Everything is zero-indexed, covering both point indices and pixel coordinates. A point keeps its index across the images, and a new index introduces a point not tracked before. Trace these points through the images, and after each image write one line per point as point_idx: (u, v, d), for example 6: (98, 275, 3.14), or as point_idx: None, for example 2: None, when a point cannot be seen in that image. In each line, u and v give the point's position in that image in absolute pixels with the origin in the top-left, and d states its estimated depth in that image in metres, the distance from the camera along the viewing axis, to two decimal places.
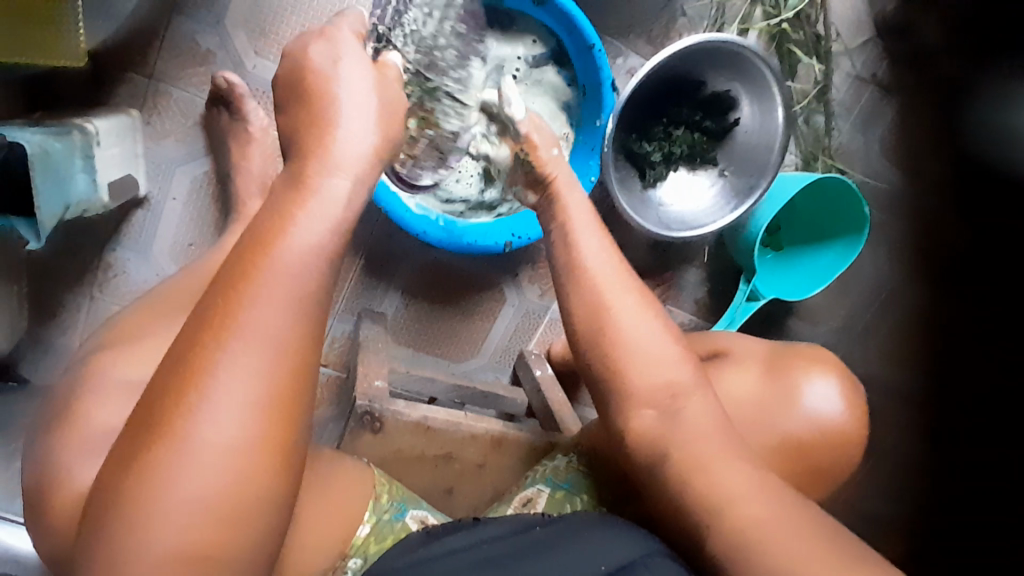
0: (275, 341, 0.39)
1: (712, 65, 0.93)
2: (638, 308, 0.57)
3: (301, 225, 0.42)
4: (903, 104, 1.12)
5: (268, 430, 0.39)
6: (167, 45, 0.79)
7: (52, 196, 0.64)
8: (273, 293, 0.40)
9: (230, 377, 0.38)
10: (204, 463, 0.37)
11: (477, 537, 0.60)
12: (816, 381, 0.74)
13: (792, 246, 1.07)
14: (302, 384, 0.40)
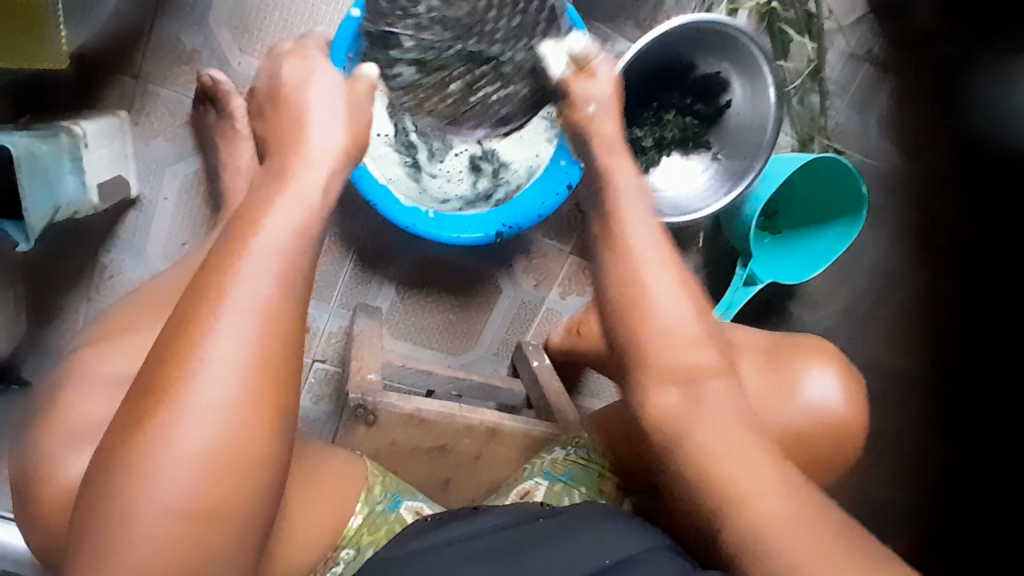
0: (268, 319, 0.40)
1: (701, 48, 0.90)
2: (662, 270, 0.58)
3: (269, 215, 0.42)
4: (900, 83, 1.10)
5: (262, 393, 0.39)
6: (151, 45, 0.80)
7: (41, 198, 0.65)
8: (255, 273, 0.40)
9: (225, 336, 0.38)
10: (198, 423, 0.37)
11: (474, 527, 0.60)
12: (815, 373, 0.75)
13: (791, 230, 1.05)
14: (289, 368, 0.40)
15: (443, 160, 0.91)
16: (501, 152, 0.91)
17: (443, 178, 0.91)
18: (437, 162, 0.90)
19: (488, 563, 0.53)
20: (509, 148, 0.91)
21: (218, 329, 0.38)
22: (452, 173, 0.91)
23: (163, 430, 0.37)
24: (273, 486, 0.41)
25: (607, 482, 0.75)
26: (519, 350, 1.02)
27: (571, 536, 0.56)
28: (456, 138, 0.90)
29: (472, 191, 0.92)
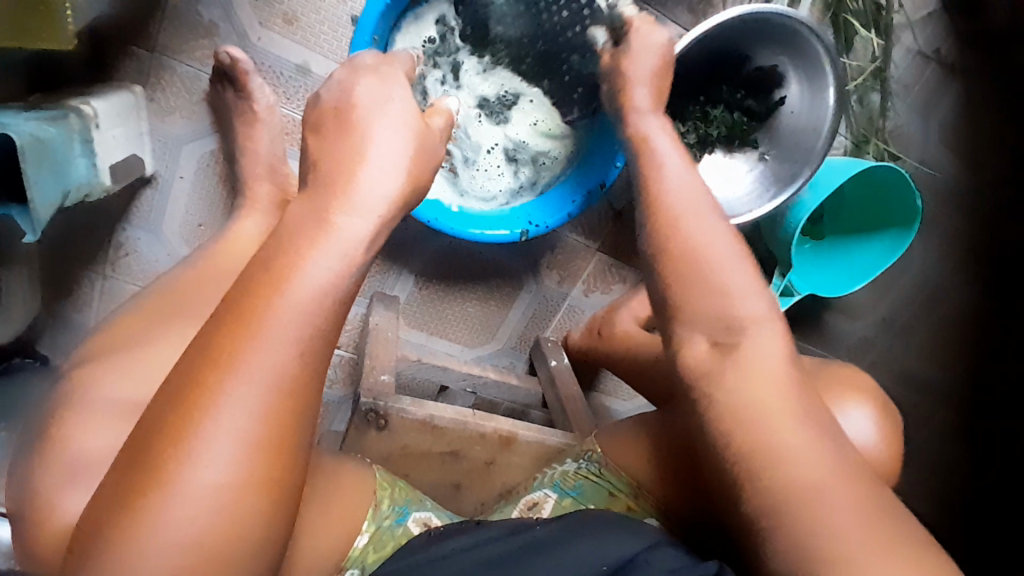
0: (270, 379, 0.35)
1: (758, 39, 0.83)
2: (717, 228, 0.55)
3: (275, 257, 0.38)
4: (967, 85, 1.02)
5: (264, 465, 0.35)
6: (167, 15, 0.75)
7: (48, 186, 0.62)
8: (270, 331, 0.36)
9: (228, 414, 0.34)
10: (191, 510, 0.33)
11: (476, 538, 0.59)
12: (846, 403, 0.69)
13: (834, 236, 0.99)
14: (295, 424, 0.36)
15: (477, 162, 0.87)
16: (527, 141, 0.89)
17: (482, 179, 0.88)
18: (470, 165, 0.87)
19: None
20: (533, 136, 0.89)
21: (222, 405, 0.34)
22: (489, 170, 0.88)
23: (152, 519, 0.33)
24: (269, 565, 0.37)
25: (618, 502, 0.70)
26: (538, 346, 0.99)
27: (570, 542, 0.56)
28: (483, 139, 0.88)
29: (512, 186, 0.89)
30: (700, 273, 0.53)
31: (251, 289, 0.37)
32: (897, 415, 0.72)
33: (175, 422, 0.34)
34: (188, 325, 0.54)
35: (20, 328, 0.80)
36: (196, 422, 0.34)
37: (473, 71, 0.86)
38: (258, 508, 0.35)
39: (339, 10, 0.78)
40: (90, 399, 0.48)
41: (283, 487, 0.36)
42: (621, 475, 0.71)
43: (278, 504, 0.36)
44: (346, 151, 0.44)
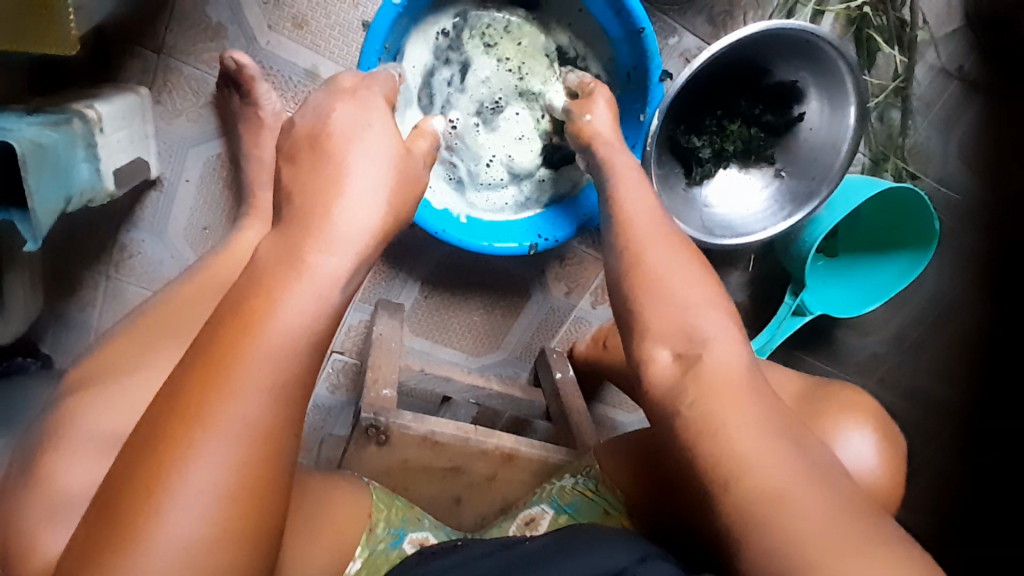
0: (243, 430, 0.34)
1: (781, 53, 0.80)
2: (698, 282, 0.55)
3: (274, 292, 0.36)
4: (993, 101, 0.99)
5: (249, 516, 0.34)
6: (175, 16, 0.73)
7: (50, 192, 0.61)
8: (246, 382, 0.34)
9: (205, 464, 0.33)
10: (164, 563, 0.32)
11: (462, 556, 0.58)
12: (852, 432, 0.68)
13: (849, 254, 0.96)
14: (279, 470, 0.35)
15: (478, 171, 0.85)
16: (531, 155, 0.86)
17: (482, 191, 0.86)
18: (467, 175, 0.85)
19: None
20: (533, 151, 0.86)
21: (202, 452, 0.33)
22: (492, 182, 0.86)
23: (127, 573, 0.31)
24: None
25: (612, 519, 0.69)
26: (542, 357, 0.98)
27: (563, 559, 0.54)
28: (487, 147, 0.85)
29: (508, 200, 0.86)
30: (694, 307, 0.53)
31: (245, 325, 0.35)
32: (902, 441, 0.71)
33: (150, 470, 0.33)
34: (188, 342, 0.53)
35: (22, 328, 0.79)
36: (180, 467, 0.33)
37: (489, 73, 0.83)
38: (234, 555, 0.33)
39: (349, 14, 0.76)
40: (86, 421, 0.47)
41: (262, 532, 0.35)
42: (617, 493, 0.71)
43: (260, 548, 0.35)
44: (332, 173, 0.41)
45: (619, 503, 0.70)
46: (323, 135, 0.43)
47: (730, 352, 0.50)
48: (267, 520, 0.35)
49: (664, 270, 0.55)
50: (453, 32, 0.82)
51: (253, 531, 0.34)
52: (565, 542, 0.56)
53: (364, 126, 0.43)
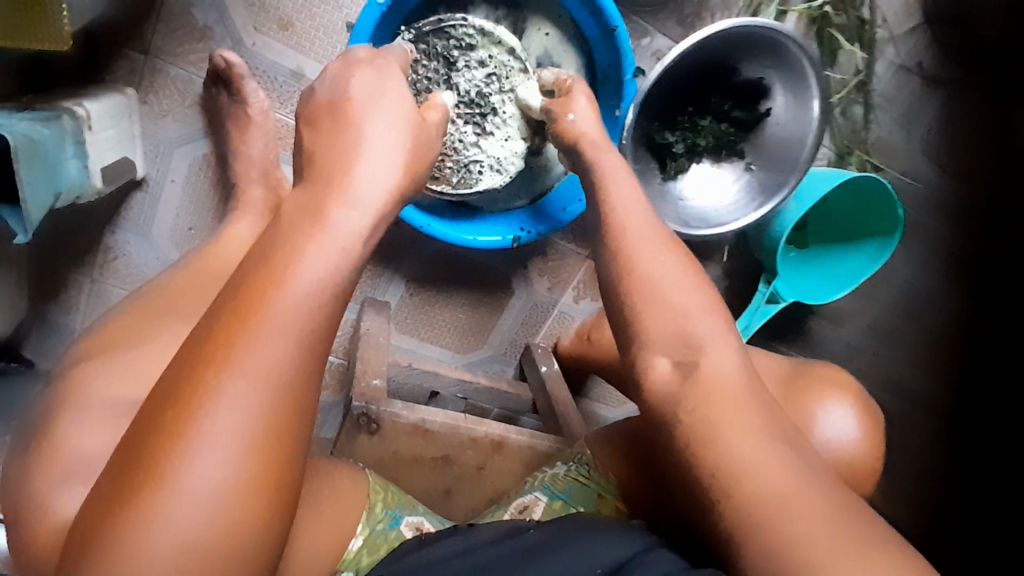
0: (269, 376, 0.36)
1: (747, 51, 0.84)
2: (674, 262, 0.57)
3: (279, 252, 0.38)
4: (951, 97, 1.04)
5: (266, 467, 0.35)
6: (162, 18, 0.75)
7: (40, 186, 0.62)
8: (257, 334, 0.36)
9: (229, 411, 0.34)
10: (187, 510, 0.33)
11: (467, 543, 0.58)
12: (834, 406, 0.70)
13: (819, 245, 1.01)
14: (294, 424, 0.36)
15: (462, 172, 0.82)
16: (515, 157, 0.83)
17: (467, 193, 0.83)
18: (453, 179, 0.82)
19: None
20: (516, 153, 0.83)
21: (223, 407, 0.34)
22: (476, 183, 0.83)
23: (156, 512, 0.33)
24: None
25: (607, 504, 0.70)
26: (528, 352, 1.00)
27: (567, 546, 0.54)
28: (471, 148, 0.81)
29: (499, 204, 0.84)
30: (682, 280, 0.56)
31: (253, 283, 0.37)
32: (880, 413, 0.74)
33: (167, 423, 0.34)
34: (184, 324, 0.54)
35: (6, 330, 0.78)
36: (198, 421, 0.34)
37: (472, 71, 0.79)
38: (251, 510, 0.35)
39: (333, 17, 0.79)
40: (85, 399, 0.47)
41: (278, 489, 0.36)
42: (610, 476, 0.72)
43: (275, 506, 0.36)
44: (330, 146, 0.43)
45: (613, 486, 0.71)
46: (327, 110, 0.45)
47: (710, 317, 0.54)
48: (285, 474, 0.36)
49: (644, 247, 0.58)
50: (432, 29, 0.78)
51: (272, 488, 0.36)
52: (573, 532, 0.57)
53: (364, 100, 0.45)
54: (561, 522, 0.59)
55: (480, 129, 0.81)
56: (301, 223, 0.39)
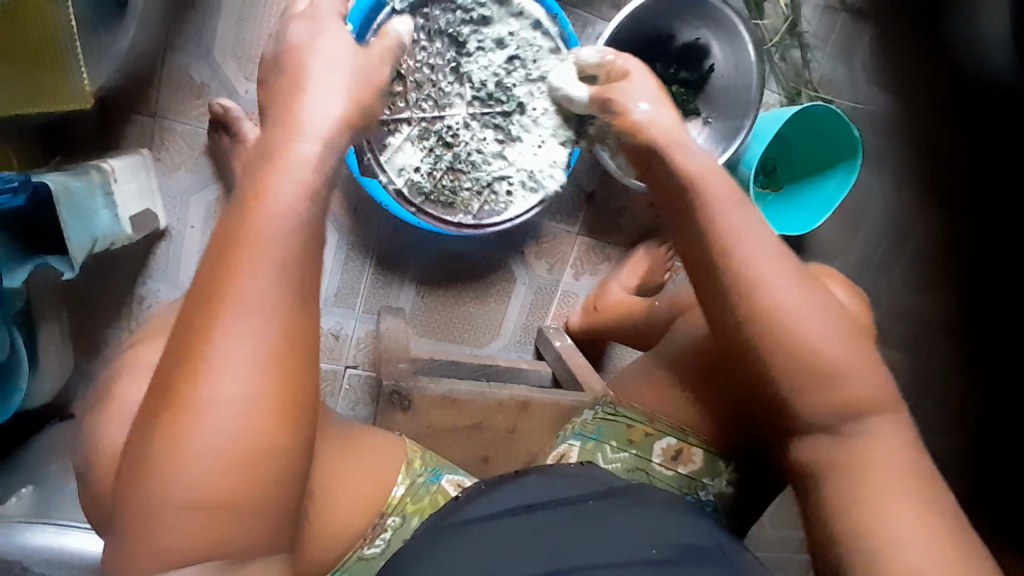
0: (269, 305, 0.41)
1: (679, 15, 0.94)
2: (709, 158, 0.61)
3: (285, 185, 0.44)
4: (880, 26, 1.13)
5: (274, 382, 0.41)
6: (164, 83, 0.85)
7: (79, 230, 0.71)
8: (269, 260, 0.42)
9: (239, 337, 0.41)
10: (217, 420, 0.39)
11: (526, 499, 0.58)
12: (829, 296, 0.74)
13: (790, 184, 1.08)
14: (300, 346, 0.42)
15: (483, 187, 0.86)
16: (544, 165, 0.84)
17: (490, 206, 0.87)
18: (468, 201, 0.86)
19: (532, 535, 0.53)
20: (551, 159, 0.84)
21: (234, 329, 0.41)
22: (497, 197, 0.86)
23: (189, 422, 0.39)
24: (291, 489, 0.42)
25: (637, 432, 0.73)
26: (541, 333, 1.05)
27: (608, 519, 0.56)
28: (490, 160, 0.84)
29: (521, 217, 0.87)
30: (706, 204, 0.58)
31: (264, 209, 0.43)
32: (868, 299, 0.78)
33: (194, 348, 0.41)
34: None
35: (57, 384, 0.85)
36: (215, 344, 0.40)
37: (489, 75, 0.80)
38: (267, 424, 0.40)
39: None
40: (144, 371, 0.54)
41: (291, 404, 0.41)
42: (634, 406, 0.74)
43: (294, 414, 0.41)
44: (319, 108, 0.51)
45: (641, 415, 0.74)
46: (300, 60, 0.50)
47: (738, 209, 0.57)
48: (296, 388, 0.42)
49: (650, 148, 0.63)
50: (442, 6, 0.78)
51: (290, 398, 0.41)
52: (628, 496, 0.60)
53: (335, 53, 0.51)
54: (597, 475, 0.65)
55: (504, 140, 0.83)
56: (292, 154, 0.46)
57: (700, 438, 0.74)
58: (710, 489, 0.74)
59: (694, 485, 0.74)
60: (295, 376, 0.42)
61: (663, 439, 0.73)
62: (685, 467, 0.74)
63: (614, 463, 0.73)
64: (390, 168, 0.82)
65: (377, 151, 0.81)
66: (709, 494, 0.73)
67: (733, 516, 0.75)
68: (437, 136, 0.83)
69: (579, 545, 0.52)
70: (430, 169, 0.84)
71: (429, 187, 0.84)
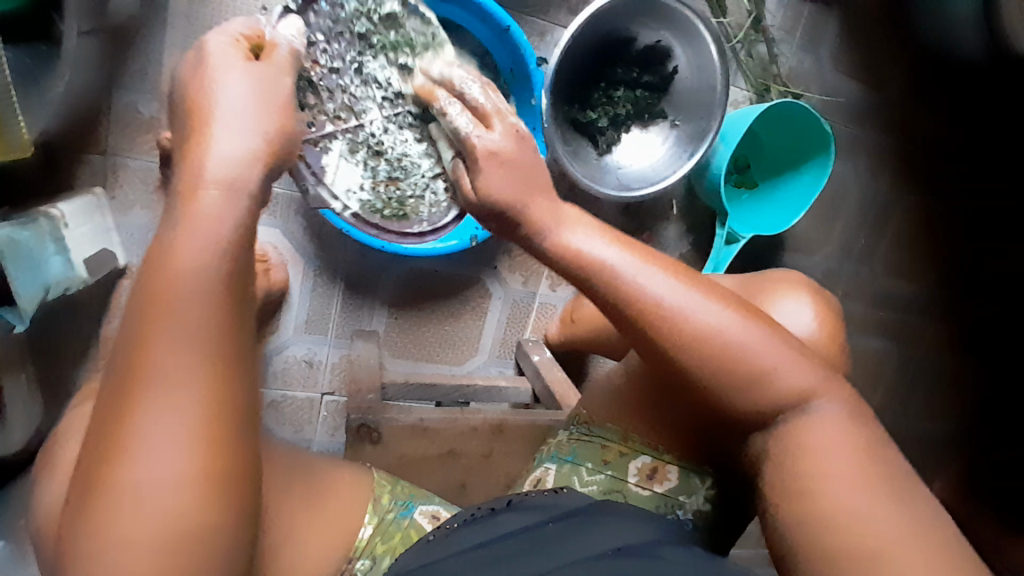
0: (189, 374, 0.38)
1: (636, 20, 0.91)
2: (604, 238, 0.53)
3: (225, 255, 0.41)
4: (847, 14, 1.10)
5: (201, 457, 0.38)
6: (112, 120, 0.83)
7: (29, 280, 0.69)
8: (170, 327, 0.38)
9: (160, 412, 0.37)
10: (143, 501, 0.36)
11: (488, 535, 0.57)
12: (785, 297, 0.69)
13: (766, 180, 1.05)
14: (224, 411, 0.39)
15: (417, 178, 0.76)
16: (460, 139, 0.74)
17: (431, 197, 0.78)
18: (417, 207, 0.79)
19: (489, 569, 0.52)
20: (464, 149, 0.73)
21: (155, 406, 0.37)
22: (430, 186, 0.77)
23: (112, 505, 0.36)
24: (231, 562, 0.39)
25: (612, 452, 0.70)
26: (520, 348, 1.04)
27: (559, 539, 0.55)
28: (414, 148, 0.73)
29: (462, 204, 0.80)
30: (615, 278, 0.50)
31: (176, 272, 0.40)
32: (835, 302, 0.72)
33: (117, 422, 0.38)
34: None
35: (26, 435, 0.82)
36: (134, 423, 0.37)
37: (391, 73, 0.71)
38: (196, 501, 0.37)
39: None
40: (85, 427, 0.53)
41: (227, 474, 0.39)
42: (608, 425, 0.71)
43: (221, 491, 0.38)
44: None
45: (614, 433, 0.71)
46: (226, 113, 0.46)
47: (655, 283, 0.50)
48: (227, 457, 0.39)
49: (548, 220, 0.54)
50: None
51: (216, 470, 0.38)
52: (586, 510, 0.60)
53: (250, 99, 0.47)
54: (577, 500, 0.63)
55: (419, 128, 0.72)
56: (198, 201, 0.42)
57: (674, 454, 0.68)
58: (687, 507, 0.68)
59: (671, 505, 0.68)
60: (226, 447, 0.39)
61: (637, 458, 0.69)
62: (661, 486, 0.68)
63: (590, 486, 0.69)
64: (336, 191, 0.75)
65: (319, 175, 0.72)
66: (687, 513, 0.67)
67: (713, 534, 0.68)
68: (363, 143, 0.73)
69: (541, 567, 0.52)
70: (372, 183, 0.76)
71: (379, 202, 0.78)
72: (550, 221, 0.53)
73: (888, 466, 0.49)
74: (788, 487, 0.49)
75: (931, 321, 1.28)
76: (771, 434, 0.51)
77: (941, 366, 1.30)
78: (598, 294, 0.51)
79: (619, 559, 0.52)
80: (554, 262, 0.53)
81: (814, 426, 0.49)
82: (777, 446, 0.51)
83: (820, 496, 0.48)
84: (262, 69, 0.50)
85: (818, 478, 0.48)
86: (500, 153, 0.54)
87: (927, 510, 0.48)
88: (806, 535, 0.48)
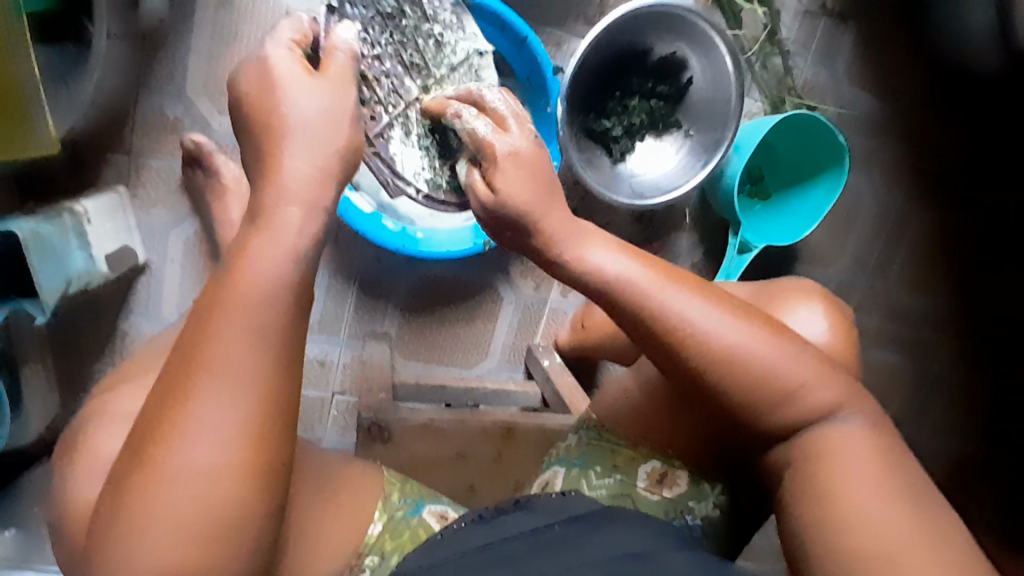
0: (250, 373, 0.38)
1: (652, 31, 0.92)
2: (613, 250, 0.53)
3: (243, 246, 0.42)
4: (863, 28, 1.11)
5: (242, 451, 0.38)
6: (138, 121, 0.85)
7: (51, 273, 0.72)
8: (233, 326, 0.39)
9: (212, 406, 0.38)
10: (186, 487, 0.37)
11: (498, 536, 0.57)
12: (798, 307, 0.69)
13: (780, 191, 1.06)
14: (275, 414, 0.39)
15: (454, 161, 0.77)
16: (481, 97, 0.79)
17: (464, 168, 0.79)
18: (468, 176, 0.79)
19: (494, 569, 0.52)
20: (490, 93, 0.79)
21: (206, 398, 0.38)
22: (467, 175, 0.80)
23: (152, 490, 0.37)
24: (258, 553, 0.40)
25: (621, 456, 0.70)
26: (530, 353, 1.05)
27: (573, 543, 0.55)
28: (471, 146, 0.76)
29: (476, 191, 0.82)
30: (639, 297, 0.51)
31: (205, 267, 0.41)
32: (849, 312, 0.71)
33: (168, 410, 0.38)
34: None
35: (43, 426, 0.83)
36: (188, 409, 0.37)
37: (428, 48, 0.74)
38: (233, 492, 0.38)
39: None
40: (110, 413, 0.54)
41: (268, 469, 0.39)
42: (617, 430, 0.71)
43: (257, 483, 0.39)
44: None
45: (623, 440, 0.71)
46: (301, 136, 0.45)
47: (683, 302, 0.50)
48: (269, 453, 0.39)
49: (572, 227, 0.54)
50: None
51: (255, 462, 0.39)
52: (593, 516, 0.60)
53: (308, 116, 0.46)
54: (589, 505, 0.62)
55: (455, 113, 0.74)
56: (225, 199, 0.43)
57: (682, 460, 0.68)
58: (696, 512, 0.67)
59: (679, 510, 0.67)
60: (270, 444, 0.39)
61: (648, 462, 0.69)
62: (671, 491, 0.68)
63: (599, 489, 0.68)
64: (406, 176, 0.75)
65: (392, 166, 0.73)
66: (697, 518, 0.67)
67: (721, 541, 0.68)
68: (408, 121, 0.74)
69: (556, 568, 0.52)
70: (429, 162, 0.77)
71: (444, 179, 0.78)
72: (567, 234, 0.53)
73: (903, 474, 0.49)
74: (811, 496, 0.49)
75: (946, 336, 1.27)
76: (791, 444, 0.51)
77: (957, 382, 1.29)
78: (621, 315, 0.52)
79: (632, 563, 0.52)
80: (581, 282, 0.53)
81: (829, 434, 0.50)
82: (801, 453, 0.51)
83: (836, 502, 0.48)
84: (328, 82, 0.48)
85: (835, 487, 0.48)
86: (518, 152, 0.55)
87: (942, 518, 0.48)
88: (823, 541, 0.48)
